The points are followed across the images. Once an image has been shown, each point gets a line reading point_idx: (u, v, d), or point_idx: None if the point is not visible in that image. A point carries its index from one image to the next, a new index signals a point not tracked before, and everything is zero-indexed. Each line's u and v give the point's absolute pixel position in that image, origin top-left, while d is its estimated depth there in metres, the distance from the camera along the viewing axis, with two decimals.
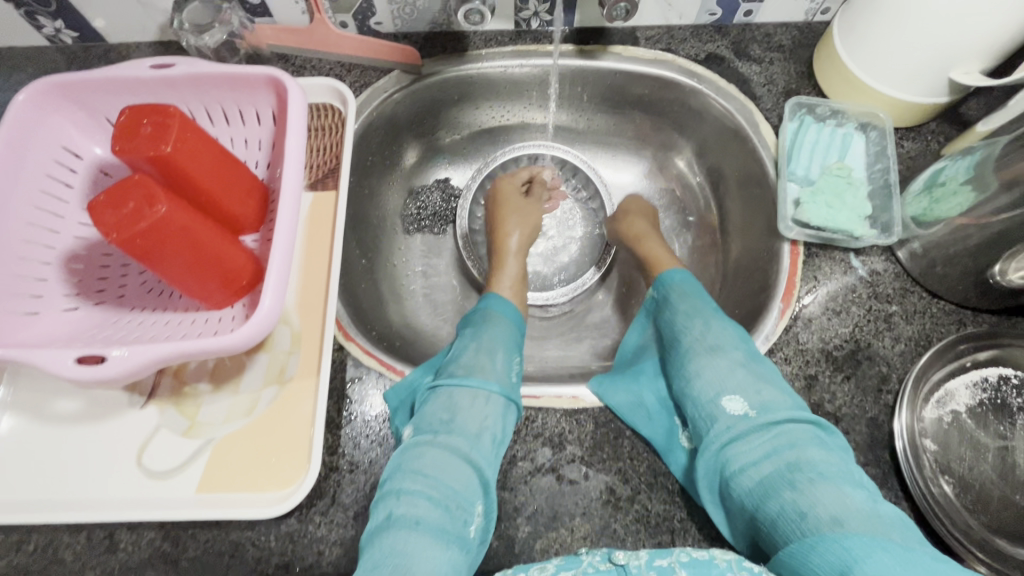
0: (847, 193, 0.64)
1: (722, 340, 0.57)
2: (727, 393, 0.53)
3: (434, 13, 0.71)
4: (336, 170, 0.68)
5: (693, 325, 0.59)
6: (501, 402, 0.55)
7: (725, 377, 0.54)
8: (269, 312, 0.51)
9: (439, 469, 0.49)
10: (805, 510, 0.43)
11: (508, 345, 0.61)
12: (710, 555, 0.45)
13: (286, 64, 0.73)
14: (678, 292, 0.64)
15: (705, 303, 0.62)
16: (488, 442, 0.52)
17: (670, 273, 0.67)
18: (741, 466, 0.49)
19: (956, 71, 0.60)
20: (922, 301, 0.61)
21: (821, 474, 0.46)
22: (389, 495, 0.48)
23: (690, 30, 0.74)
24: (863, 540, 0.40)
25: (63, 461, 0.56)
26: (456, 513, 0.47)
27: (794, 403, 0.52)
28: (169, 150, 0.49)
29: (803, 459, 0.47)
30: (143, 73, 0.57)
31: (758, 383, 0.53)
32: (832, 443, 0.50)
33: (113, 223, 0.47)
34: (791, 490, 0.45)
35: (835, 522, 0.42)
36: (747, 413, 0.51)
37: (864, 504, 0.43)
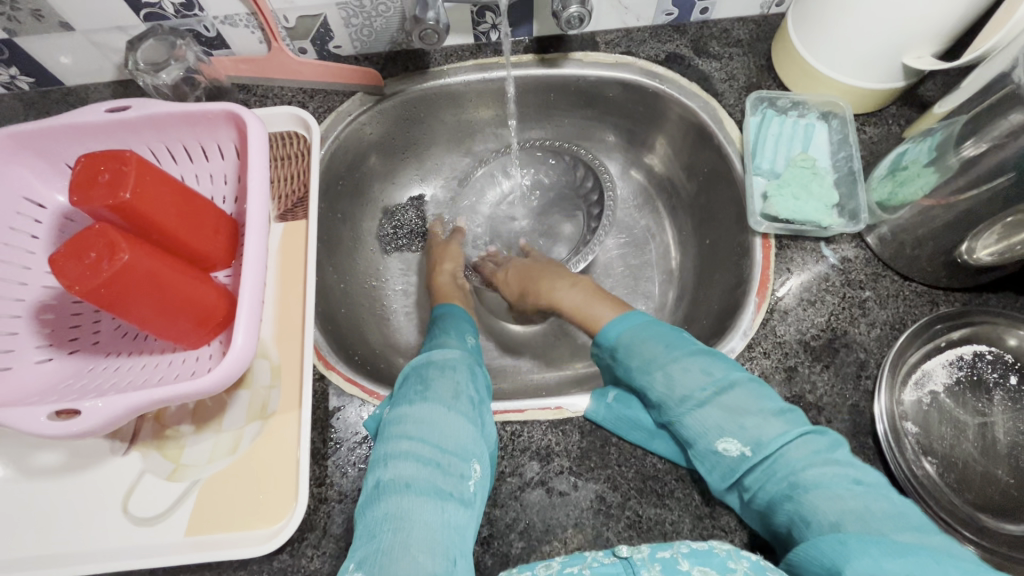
0: (813, 183, 0.65)
1: (691, 382, 0.53)
2: (718, 436, 0.51)
3: (392, 32, 0.71)
4: (305, 198, 0.68)
5: (657, 377, 0.55)
6: (467, 367, 0.56)
7: (708, 423, 0.51)
8: (244, 349, 0.50)
9: (422, 429, 0.50)
10: (808, 518, 0.45)
11: (465, 326, 0.65)
12: (710, 546, 0.46)
13: (247, 94, 0.73)
14: (628, 341, 0.59)
15: (659, 344, 0.57)
16: (466, 401, 0.53)
17: (608, 329, 0.61)
18: (751, 493, 0.49)
19: (909, 56, 0.61)
20: (894, 285, 0.62)
21: (818, 482, 0.46)
22: (378, 462, 0.49)
23: (648, 31, 0.75)
24: (858, 539, 0.41)
25: (46, 515, 0.55)
26: (449, 469, 0.48)
27: (780, 420, 0.50)
28: (128, 197, 0.49)
29: (802, 475, 0.47)
30: (99, 118, 0.57)
31: (742, 418, 0.50)
32: (827, 443, 0.49)
33: (77, 275, 0.47)
34: (792, 501, 0.46)
35: (835, 527, 0.43)
36: (743, 452, 0.49)
37: (859, 501, 0.44)
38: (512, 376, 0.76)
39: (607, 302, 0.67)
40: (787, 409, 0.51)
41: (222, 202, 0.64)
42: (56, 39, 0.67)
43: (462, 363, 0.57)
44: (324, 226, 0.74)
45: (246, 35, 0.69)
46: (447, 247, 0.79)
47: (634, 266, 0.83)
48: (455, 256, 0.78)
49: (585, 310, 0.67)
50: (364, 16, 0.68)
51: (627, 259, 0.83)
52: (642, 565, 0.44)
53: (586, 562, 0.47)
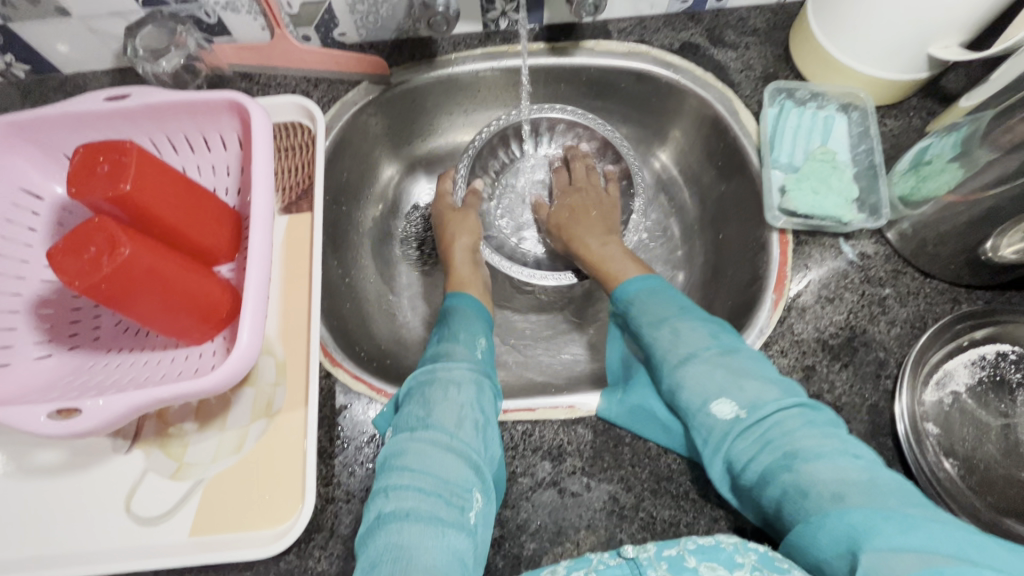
0: (833, 177, 0.63)
1: (693, 342, 0.55)
2: (714, 398, 0.51)
3: (399, 20, 0.69)
4: (310, 190, 0.66)
5: (663, 335, 0.57)
6: (472, 385, 0.55)
7: (707, 384, 0.52)
8: (249, 346, 0.49)
9: (424, 461, 0.48)
10: (806, 490, 0.43)
11: (475, 329, 0.62)
12: (716, 541, 0.45)
13: (250, 82, 0.70)
14: (640, 302, 0.61)
15: (670, 305, 0.60)
16: (471, 427, 0.51)
17: (626, 285, 0.64)
18: (743, 463, 0.48)
19: (935, 46, 0.59)
20: (915, 282, 0.61)
21: (813, 452, 0.45)
22: (379, 494, 0.47)
23: (662, 20, 0.73)
24: (863, 512, 0.40)
25: (47, 515, 0.54)
26: (450, 500, 0.46)
27: (776, 387, 0.51)
28: (129, 189, 0.47)
29: (795, 442, 0.46)
30: (98, 107, 0.55)
31: (740, 380, 0.51)
32: (822, 420, 0.49)
33: (75, 270, 0.45)
34: (787, 470, 0.45)
35: (836, 498, 0.42)
36: (738, 414, 0.50)
37: (861, 474, 0.43)
38: (520, 373, 0.74)
39: (630, 257, 0.69)
40: (784, 381, 0.52)
41: (224, 194, 0.62)
42: (52, 24, 0.65)
43: (467, 381, 0.55)
44: (329, 220, 0.72)
45: (248, 22, 0.67)
46: (464, 218, 0.76)
47: (644, 261, 0.81)
48: (471, 229, 0.75)
49: (603, 261, 0.70)
50: (370, 2, 0.66)
51: (637, 253, 0.81)
52: (649, 565, 0.43)
53: (591, 565, 0.45)
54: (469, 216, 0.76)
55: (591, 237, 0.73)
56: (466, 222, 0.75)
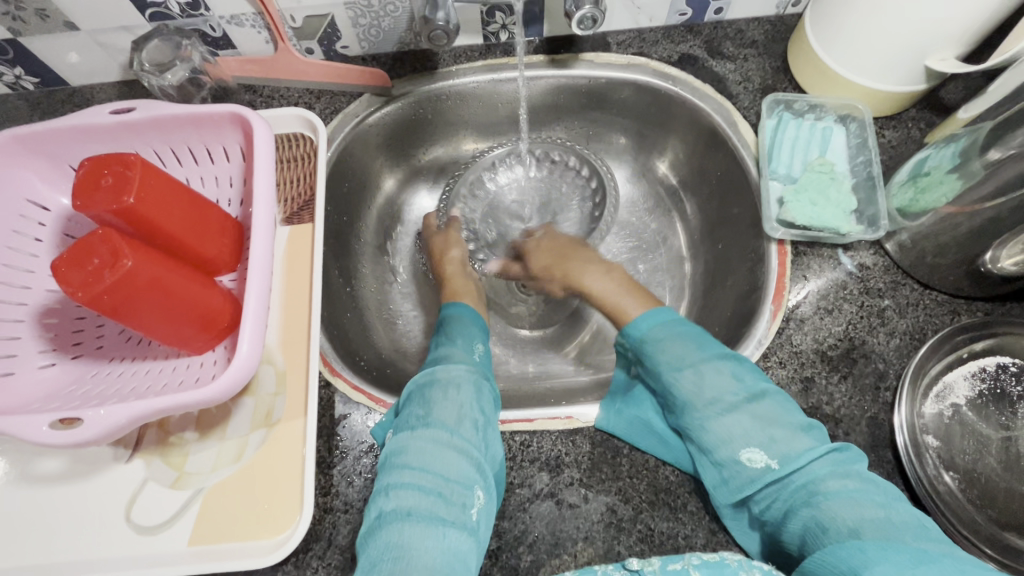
0: (831, 188, 0.63)
1: (719, 388, 0.52)
2: (743, 445, 0.49)
3: (401, 33, 0.70)
4: (311, 201, 0.67)
5: (685, 378, 0.54)
6: (471, 385, 0.55)
7: (736, 431, 0.50)
8: (249, 356, 0.49)
9: (424, 459, 0.49)
10: (826, 525, 0.44)
11: (472, 335, 0.63)
12: (722, 556, 0.45)
13: (252, 94, 0.71)
14: (654, 339, 0.58)
15: (691, 344, 0.56)
16: (471, 426, 0.52)
17: (636, 323, 0.60)
18: (765, 504, 0.48)
19: (931, 59, 0.59)
20: (915, 293, 0.61)
21: (837, 493, 0.45)
22: (380, 491, 0.48)
23: (661, 32, 0.73)
24: (878, 546, 0.41)
25: (47, 523, 0.54)
26: (450, 498, 0.47)
27: (806, 435, 0.49)
28: (132, 201, 0.48)
29: (822, 485, 0.46)
30: (104, 120, 0.56)
31: (770, 428, 0.49)
32: (848, 459, 0.48)
33: (79, 282, 0.46)
34: (809, 507, 0.46)
35: (854, 533, 0.42)
36: (769, 464, 0.48)
37: (879, 512, 0.44)
38: (519, 383, 0.74)
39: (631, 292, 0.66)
40: (810, 425, 0.51)
41: (227, 205, 0.63)
42: (61, 38, 0.66)
43: (466, 382, 0.55)
44: (331, 229, 0.73)
45: (252, 35, 0.68)
46: (448, 236, 0.77)
47: (644, 272, 0.81)
48: (458, 243, 0.76)
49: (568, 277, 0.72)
50: (372, 15, 0.67)
51: (637, 264, 0.82)
52: None
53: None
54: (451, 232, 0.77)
55: (542, 255, 0.75)
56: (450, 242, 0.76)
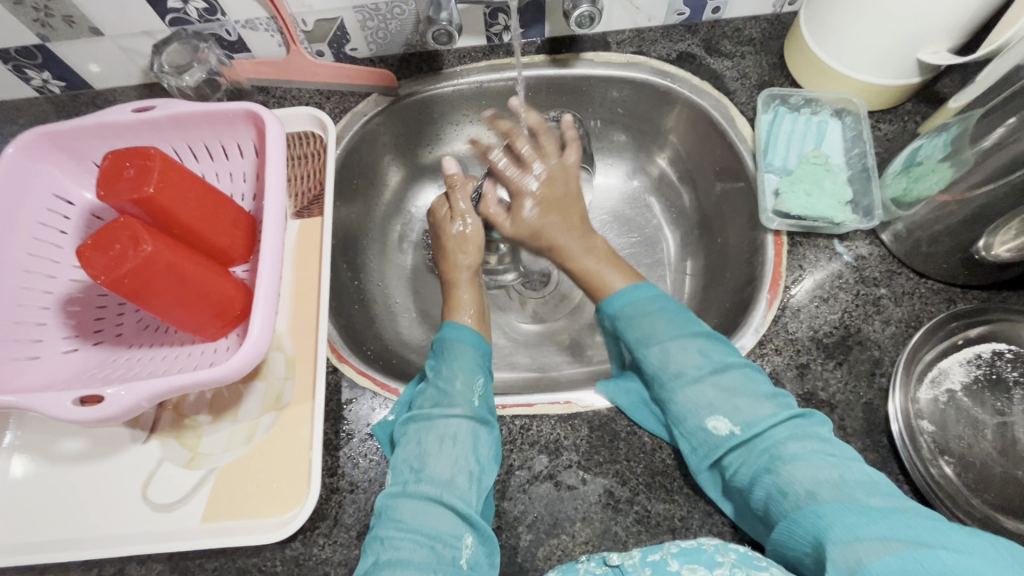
0: (826, 180, 0.65)
1: (686, 360, 0.55)
2: (708, 414, 0.52)
3: (407, 35, 0.73)
4: (320, 196, 0.70)
5: (655, 352, 0.57)
6: (468, 436, 0.54)
7: (702, 400, 0.53)
8: (260, 339, 0.52)
9: (417, 513, 0.50)
10: (785, 488, 0.46)
11: (472, 368, 0.59)
12: (698, 543, 0.45)
13: (267, 96, 0.75)
14: (629, 316, 0.59)
15: (664, 320, 0.58)
16: (465, 480, 0.52)
17: (614, 298, 0.61)
18: (732, 467, 0.50)
19: (924, 51, 0.60)
20: (910, 282, 0.61)
21: (795, 454, 0.47)
22: (376, 540, 0.50)
23: (659, 31, 0.75)
24: (834, 506, 0.42)
25: (69, 500, 0.57)
26: (442, 550, 0.48)
27: (770, 403, 0.51)
28: (152, 192, 0.51)
29: (781, 449, 0.48)
30: (127, 118, 0.59)
31: (734, 399, 0.52)
32: (813, 424, 0.51)
33: (103, 266, 0.49)
34: (771, 472, 0.47)
35: (811, 496, 0.44)
36: (733, 431, 0.51)
37: (833, 471, 0.45)
38: (521, 374, 0.75)
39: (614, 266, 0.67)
40: (777, 394, 0.53)
41: (240, 200, 0.65)
42: (86, 44, 0.70)
43: (464, 432, 0.54)
44: (339, 224, 0.76)
45: (266, 39, 0.71)
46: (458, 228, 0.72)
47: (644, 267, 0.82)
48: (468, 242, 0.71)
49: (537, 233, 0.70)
50: (380, 18, 0.70)
51: (639, 258, 0.83)
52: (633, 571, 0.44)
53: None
54: (473, 234, 0.71)
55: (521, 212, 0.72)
56: (467, 239, 0.71)
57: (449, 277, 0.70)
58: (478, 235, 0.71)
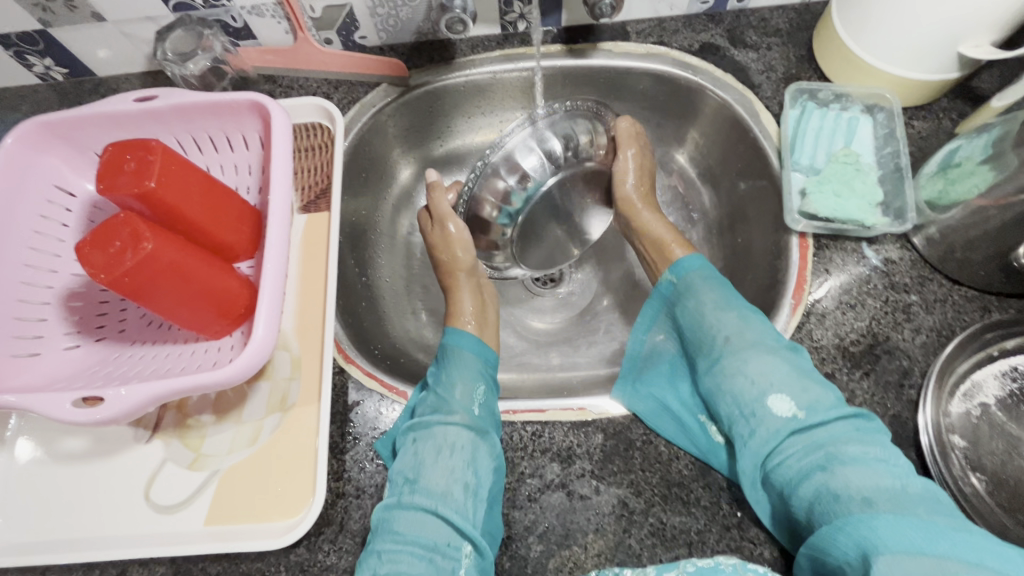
0: (856, 180, 0.62)
1: (759, 334, 0.54)
2: (773, 391, 0.50)
3: (418, 22, 0.70)
4: (327, 189, 0.68)
5: (726, 321, 0.55)
6: (468, 446, 0.52)
7: (769, 376, 0.50)
8: (265, 338, 0.50)
9: (413, 525, 0.48)
10: (838, 491, 0.43)
11: (473, 376, 0.58)
12: (716, 561, 0.49)
13: (273, 85, 0.72)
14: (699, 279, 0.60)
15: (729, 292, 0.58)
16: (462, 492, 0.50)
17: (683, 260, 0.62)
18: (780, 458, 0.47)
19: (965, 45, 0.57)
20: (943, 289, 0.58)
21: (855, 457, 0.45)
22: (372, 554, 0.48)
23: (682, 20, 0.72)
24: (889, 519, 0.40)
25: (70, 499, 0.56)
26: (442, 562, 0.47)
27: (834, 395, 0.50)
28: (153, 186, 0.49)
29: (840, 448, 0.46)
30: (129, 108, 0.57)
31: (804, 383, 0.50)
32: (870, 429, 0.48)
33: (103, 263, 0.47)
34: (824, 471, 0.45)
35: (866, 503, 0.42)
36: (795, 415, 0.48)
37: (895, 482, 0.43)
38: (532, 375, 0.73)
39: (660, 218, 0.69)
40: (836, 390, 0.51)
41: (245, 193, 0.63)
42: (88, 29, 0.67)
43: (464, 443, 0.52)
44: (347, 219, 0.74)
45: (272, 25, 0.69)
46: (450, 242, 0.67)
47: None
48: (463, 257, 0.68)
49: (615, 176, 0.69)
50: (391, 5, 0.67)
51: None
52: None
53: None
54: (457, 238, 0.67)
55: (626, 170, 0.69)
56: (450, 242, 0.67)
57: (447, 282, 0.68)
58: (465, 236, 0.67)
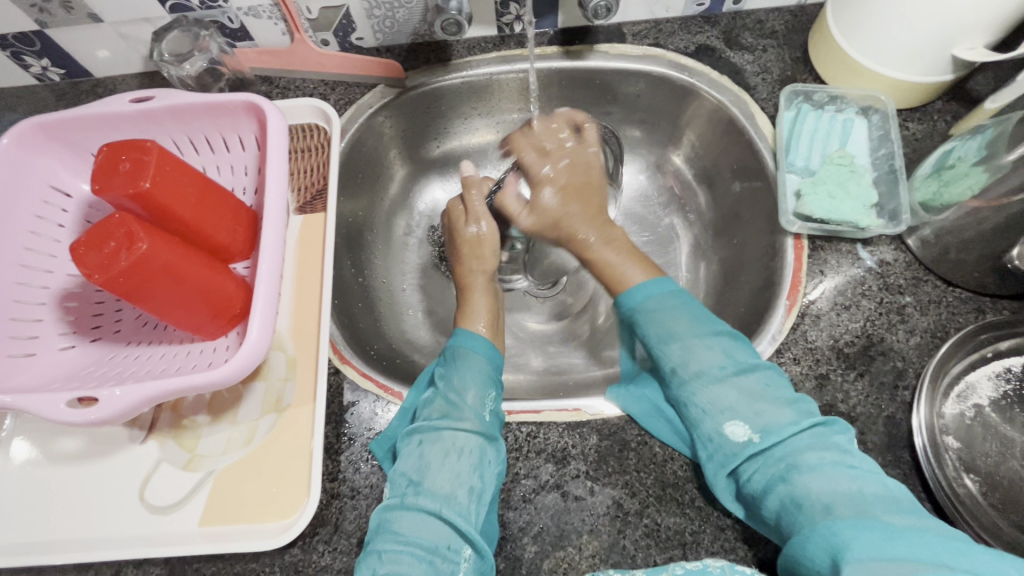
0: (850, 182, 0.62)
1: (704, 362, 0.53)
2: (728, 417, 0.50)
3: (415, 24, 0.70)
4: (324, 190, 0.68)
5: (672, 351, 0.54)
6: (475, 451, 0.52)
7: (721, 402, 0.51)
8: (259, 339, 0.50)
9: (415, 527, 0.48)
10: (800, 501, 0.44)
11: (484, 381, 0.57)
12: (704, 564, 0.48)
13: (270, 86, 0.72)
14: (648, 310, 0.57)
15: (685, 314, 0.56)
16: (466, 495, 0.50)
17: (633, 291, 0.59)
18: (746, 475, 0.48)
19: (959, 47, 0.57)
20: (936, 290, 0.59)
21: (814, 465, 0.45)
22: (372, 554, 0.48)
23: (678, 23, 0.72)
24: (850, 525, 0.40)
25: (64, 500, 0.56)
26: (442, 564, 0.47)
27: (791, 409, 0.49)
28: (147, 186, 0.49)
29: (799, 458, 0.46)
30: (124, 109, 0.57)
31: (756, 403, 0.50)
32: (833, 433, 0.48)
33: (97, 264, 0.47)
34: (785, 483, 0.45)
35: (827, 510, 0.42)
36: (751, 437, 0.49)
37: (851, 484, 0.44)
38: (528, 376, 0.73)
39: (624, 252, 0.64)
40: (798, 399, 0.51)
41: (241, 194, 0.63)
42: (85, 30, 0.67)
43: (470, 447, 0.52)
44: (343, 220, 0.74)
45: (269, 27, 0.69)
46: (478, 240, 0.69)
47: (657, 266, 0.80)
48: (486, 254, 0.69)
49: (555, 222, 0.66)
50: (387, 6, 0.67)
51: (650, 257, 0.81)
52: None
53: None
54: (488, 237, 0.69)
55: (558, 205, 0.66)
56: (478, 241, 0.69)
57: (464, 283, 0.68)
58: (492, 236, 0.69)
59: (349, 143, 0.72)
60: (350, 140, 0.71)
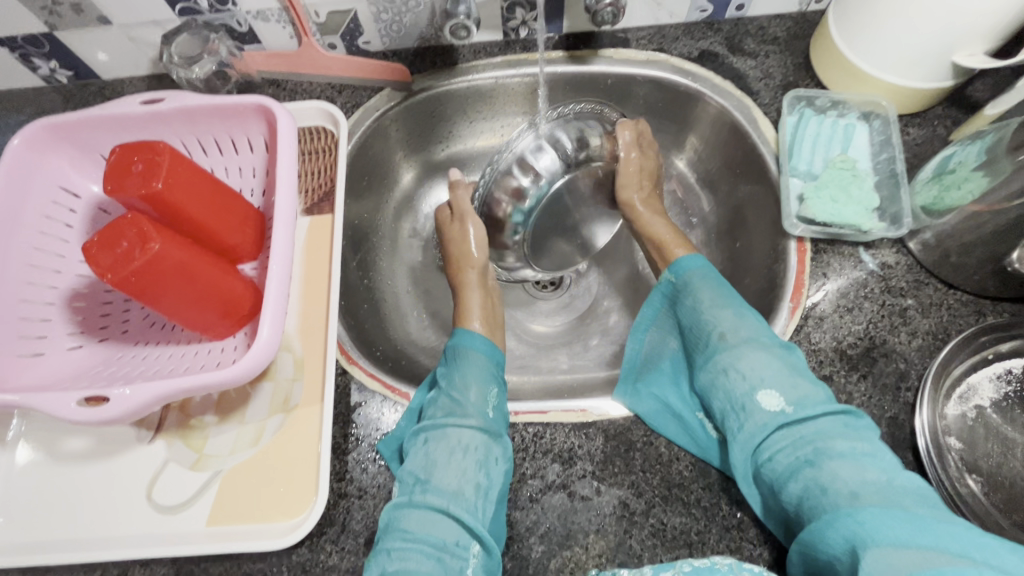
0: (853, 185, 0.62)
1: (751, 330, 0.54)
2: (762, 389, 0.50)
3: (421, 28, 0.71)
4: (331, 192, 0.69)
5: (722, 316, 0.56)
6: (481, 448, 0.52)
7: (757, 374, 0.51)
8: (269, 340, 0.50)
9: (423, 524, 0.48)
10: (826, 486, 0.44)
11: (486, 378, 0.58)
12: (712, 561, 0.47)
13: (278, 89, 0.73)
14: (697, 279, 0.60)
15: (726, 292, 0.58)
16: (473, 491, 0.50)
17: (682, 260, 0.62)
18: (770, 452, 0.48)
19: (959, 54, 0.58)
20: (938, 293, 0.59)
21: (843, 453, 0.46)
22: (381, 553, 0.48)
23: (681, 28, 0.73)
24: (873, 512, 0.41)
25: (71, 499, 0.56)
26: (450, 562, 0.47)
27: (823, 393, 0.50)
28: (160, 187, 0.50)
29: (828, 443, 0.46)
30: (135, 110, 0.58)
31: (794, 378, 0.50)
32: (861, 426, 0.49)
33: (110, 263, 0.47)
34: (812, 467, 0.46)
35: (853, 497, 0.43)
36: (784, 409, 0.49)
37: (881, 475, 0.44)
38: (533, 378, 0.74)
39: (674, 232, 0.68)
40: (826, 388, 0.51)
41: (249, 195, 0.64)
42: (93, 33, 0.68)
43: (476, 444, 0.52)
44: (350, 222, 0.74)
45: (277, 31, 0.70)
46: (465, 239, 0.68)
47: None
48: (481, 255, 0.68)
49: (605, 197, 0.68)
50: (394, 11, 0.68)
51: None
52: None
53: None
54: (475, 237, 0.68)
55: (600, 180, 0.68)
56: (467, 239, 0.68)
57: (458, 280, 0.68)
58: (481, 235, 0.68)
59: (358, 143, 0.73)
60: (356, 141, 0.72)
